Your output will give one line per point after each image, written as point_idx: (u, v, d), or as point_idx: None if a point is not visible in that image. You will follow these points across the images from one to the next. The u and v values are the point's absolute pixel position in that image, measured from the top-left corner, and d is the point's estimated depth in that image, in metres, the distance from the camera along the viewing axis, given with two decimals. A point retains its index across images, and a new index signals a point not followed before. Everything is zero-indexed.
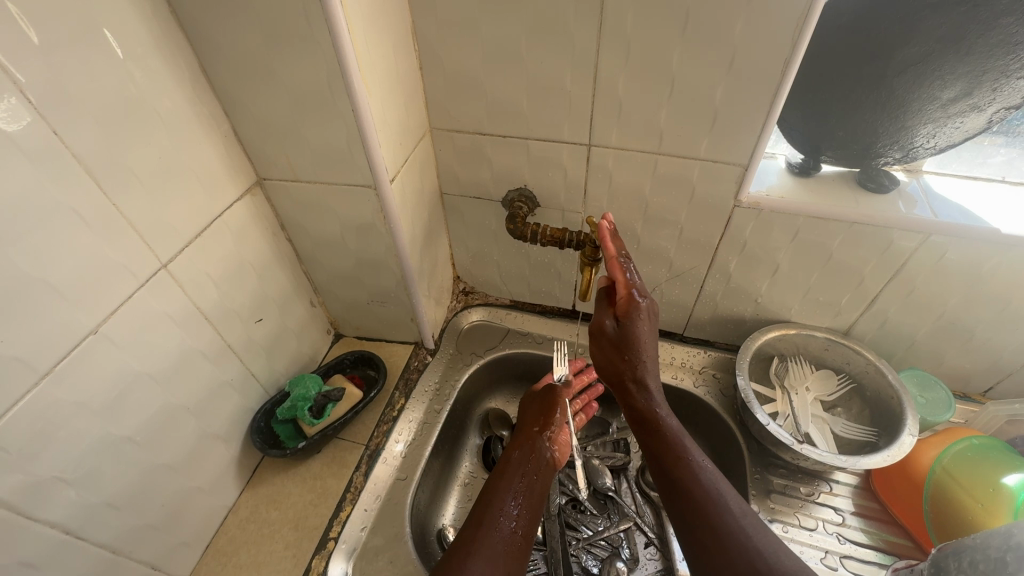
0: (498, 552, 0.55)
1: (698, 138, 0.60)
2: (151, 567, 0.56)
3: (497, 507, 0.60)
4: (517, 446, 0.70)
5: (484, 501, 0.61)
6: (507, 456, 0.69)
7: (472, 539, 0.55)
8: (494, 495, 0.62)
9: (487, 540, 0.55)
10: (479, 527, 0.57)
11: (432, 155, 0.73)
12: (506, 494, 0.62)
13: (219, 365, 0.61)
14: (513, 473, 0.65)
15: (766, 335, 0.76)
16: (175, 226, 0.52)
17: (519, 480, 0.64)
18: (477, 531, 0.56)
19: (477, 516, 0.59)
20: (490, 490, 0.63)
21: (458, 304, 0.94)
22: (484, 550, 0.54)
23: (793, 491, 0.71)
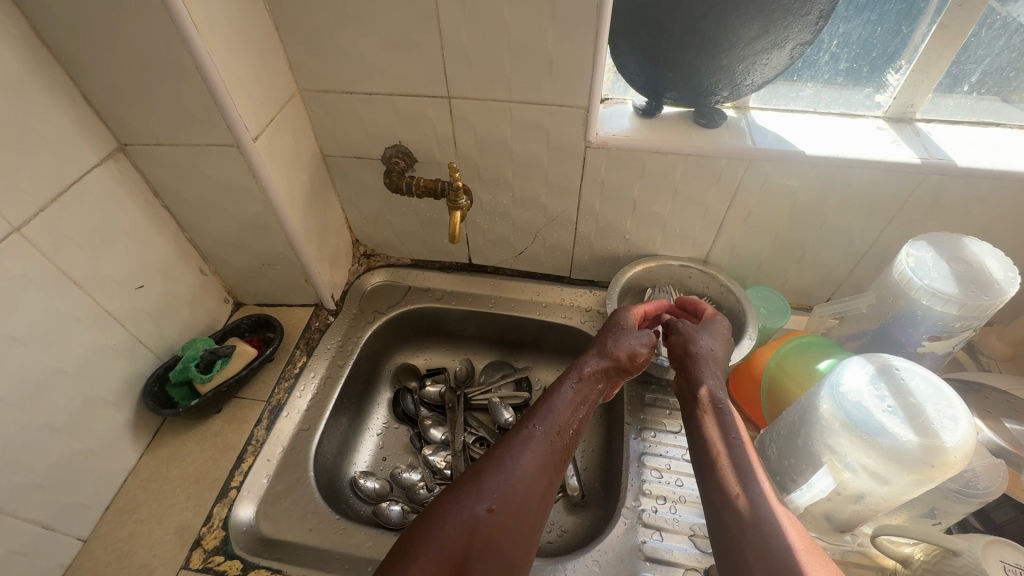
0: (543, 460, 0.55)
1: (542, 85, 0.66)
2: (42, 526, 0.58)
3: (541, 419, 0.57)
4: (596, 358, 0.63)
5: (542, 405, 0.59)
6: (583, 365, 0.62)
7: (519, 441, 0.55)
8: (554, 404, 0.58)
9: (529, 448, 0.55)
10: (527, 432, 0.56)
11: (306, 118, 0.75)
12: (563, 406, 0.58)
13: (99, 330, 0.63)
14: (580, 390, 0.60)
15: (632, 270, 0.84)
16: (25, 190, 0.53)
17: (580, 397, 0.60)
18: (524, 436, 0.56)
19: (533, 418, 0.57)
20: (552, 397, 0.59)
21: (360, 267, 0.97)
22: (530, 454, 0.55)
23: (663, 402, 0.79)
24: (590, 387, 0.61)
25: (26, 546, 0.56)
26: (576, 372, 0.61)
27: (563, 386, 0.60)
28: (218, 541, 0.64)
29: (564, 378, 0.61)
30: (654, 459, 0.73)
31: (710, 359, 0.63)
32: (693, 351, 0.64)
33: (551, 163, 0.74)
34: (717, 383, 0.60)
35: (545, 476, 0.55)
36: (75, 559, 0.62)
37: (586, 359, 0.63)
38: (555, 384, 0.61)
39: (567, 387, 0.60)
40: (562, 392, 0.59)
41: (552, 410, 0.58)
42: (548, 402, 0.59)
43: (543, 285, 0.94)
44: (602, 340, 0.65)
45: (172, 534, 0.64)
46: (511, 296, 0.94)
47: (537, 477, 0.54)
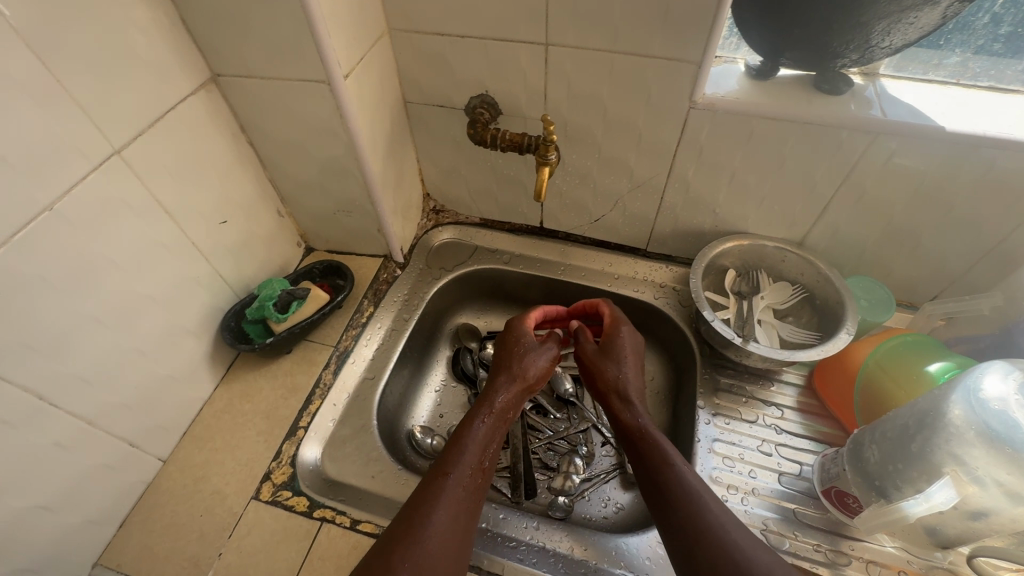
0: (461, 506, 0.52)
1: (652, 35, 0.60)
2: (129, 444, 0.60)
3: (462, 459, 0.55)
4: (502, 388, 0.63)
5: (453, 446, 0.57)
6: (492, 398, 0.62)
7: (438, 489, 0.52)
8: (465, 445, 0.57)
9: (452, 493, 0.52)
10: (445, 480, 0.53)
11: (392, 59, 0.72)
12: (473, 445, 0.57)
13: (185, 261, 0.64)
14: (490, 422, 0.60)
15: (722, 245, 0.78)
16: (126, 113, 0.53)
17: (489, 433, 0.59)
18: (441, 485, 0.52)
19: (445, 463, 0.55)
20: (461, 434, 0.58)
21: (428, 222, 0.95)
22: (448, 504, 0.51)
23: (739, 389, 0.75)
24: (497, 418, 0.61)
25: (114, 460, 0.59)
26: (485, 410, 0.60)
27: (474, 424, 0.59)
28: (286, 477, 0.65)
29: (474, 415, 0.60)
30: (726, 447, 0.70)
31: (633, 378, 0.64)
32: (609, 372, 0.65)
33: (646, 123, 0.69)
34: (634, 415, 0.61)
35: (463, 521, 0.51)
36: (155, 478, 0.64)
37: (493, 395, 0.62)
38: (467, 420, 0.59)
39: (480, 424, 0.59)
40: (472, 433, 0.58)
41: (467, 445, 0.57)
42: (460, 441, 0.57)
43: (616, 257, 0.90)
44: (510, 367, 0.66)
45: (243, 465, 0.66)
46: (581, 264, 0.90)
47: (458, 522, 0.51)
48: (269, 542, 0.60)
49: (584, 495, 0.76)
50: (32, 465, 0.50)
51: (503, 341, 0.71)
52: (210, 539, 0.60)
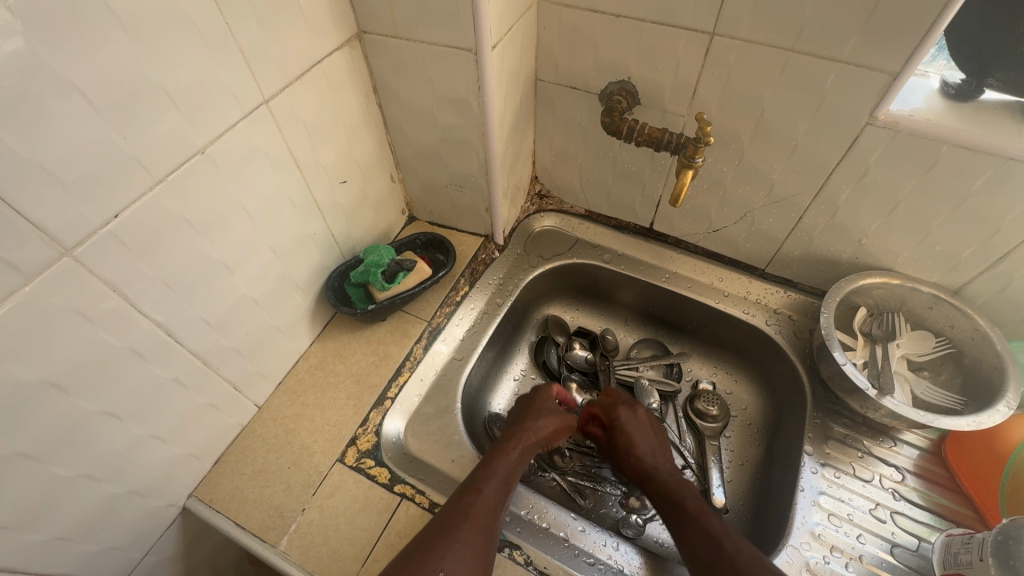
0: (491, 521, 0.54)
1: (845, 36, 0.52)
2: (233, 387, 0.62)
3: (493, 481, 0.57)
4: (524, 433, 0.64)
5: (484, 469, 0.58)
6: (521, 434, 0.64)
7: (470, 505, 0.54)
8: (494, 469, 0.58)
9: (483, 511, 0.54)
10: (477, 497, 0.55)
11: (535, 32, 0.68)
12: (504, 470, 0.59)
13: (306, 217, 0.64)
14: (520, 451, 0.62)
15: (867, 279, 0.70)
16: (279, 62, 0.52)
17: (518, 463, 0.61)
18: (473, 500, 0.54)
19: (477, 482, 0.56)
20: (492, 460, 0.59)
21: (531, 207, 0.92)
22: (477, 521, 0.52)
23: (854, 441, 0.68)
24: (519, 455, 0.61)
25: (220, 401, 0.60)
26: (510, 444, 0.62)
27: (503, 454, 0.60)
28: (370, 445, 0.65)
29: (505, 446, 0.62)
30: (833, 503, 0.63)
31: (657, 460, 0.64)
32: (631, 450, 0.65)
33: (806, 135, 0.62)
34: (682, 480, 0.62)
35: (491, 537, 0.53)
36: (250, 422, 0.66)
37: (520, 432, 0.64)
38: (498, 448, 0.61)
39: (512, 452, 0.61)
40: (502, 462, 0.59)
41: (498, 469, 0.58)
42: (490, 465, 0.59)
43: (727, 272, 0.83)
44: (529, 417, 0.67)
45: (332, 425, 0.66)
46: (687, 275, 0.84)
47: (489, 537, 0.52)
48: (350, 508, 0.60)
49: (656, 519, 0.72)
50: (154, 396, 0.51)
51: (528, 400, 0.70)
52: (295, 493, 0.61)
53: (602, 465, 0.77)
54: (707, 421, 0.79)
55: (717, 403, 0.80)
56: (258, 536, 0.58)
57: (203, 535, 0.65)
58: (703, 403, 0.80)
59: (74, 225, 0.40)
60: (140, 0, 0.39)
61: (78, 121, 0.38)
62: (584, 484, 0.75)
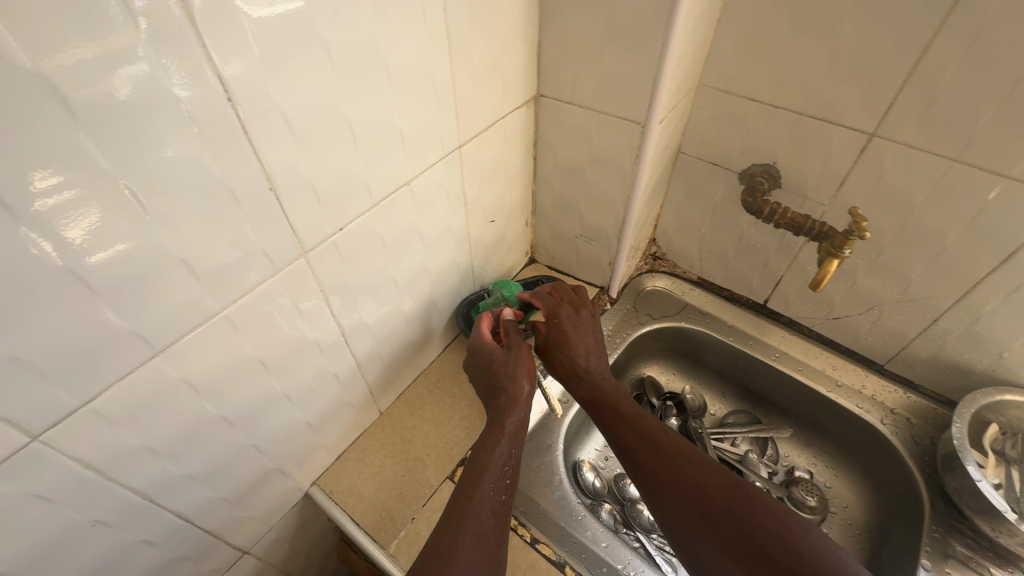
0: (490, 526, 0.48)
1: (1020, 154, 0.54)
2: (369, 390, 0.68)
3: (484, 481, 0.51)
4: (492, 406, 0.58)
5: (471, 473, 0.51)
6: (502, 413, 0.56)
7: (462, 514, 0.48)
8: (483, 464, 0.52)
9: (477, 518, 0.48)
10: (467, 506, 0.48)
11: (689, 111, 0.73)
12: (495, 463, 0.53)
13: (457, 247, 0.70)
14: (507, 434, 0.55)
15: (1006, 394, 0.67)
16: (476, 115, 0.60)
17: (508, 446, 0.55)
18: (466, 509, 0.48)
19: (465, 489, 0.50)
20: (477, 456, 0.53)
21: (644, 266, 0.95)
22: (474, 531, 0.47)
23: (979, 566, 0.63)
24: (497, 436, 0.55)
25: (357, 400, 0.66)
26: (494, 431, 0.55)
27: (490, 441, 0.54)
28: None
29: (488, 435, 0.55)
30: None
31: (592, 359, 0.62)
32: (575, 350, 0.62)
33: (958, 241, 0.62)
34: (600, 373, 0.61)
35: (493, 545, 0.47)
36: (372, 425, 0.71)
37: (493, 414, 0.57)
38: (477, 442, 0.55)
39: (498, 440, 0.54)
40: (491, 454, 0.53)
41: (488, 466, 0.52)
42: (472, 463, 0.52)
43: (841, 361, 0.82)
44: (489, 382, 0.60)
45: (444, 442, 0.70)
46: (798, 357, 0.83)
47: (490, 545, 0.47)
48: None
49: None
50: (317, 386, 0.57)
51: (476, 349, 0.64)
52: (407, 501, 0.65)
53: None
54: (804, 511, 0.77)
55: (816, 494, 0.78)
56: (370, 534, 0.62)
57: (311, 522, 0.70)
58: (802, 492, 0.78)
59: (317, 231, 0.47)
60: (403, 57, 0.47)
61: (342, 150, 0.45)
62: (669, 551, 0.73)
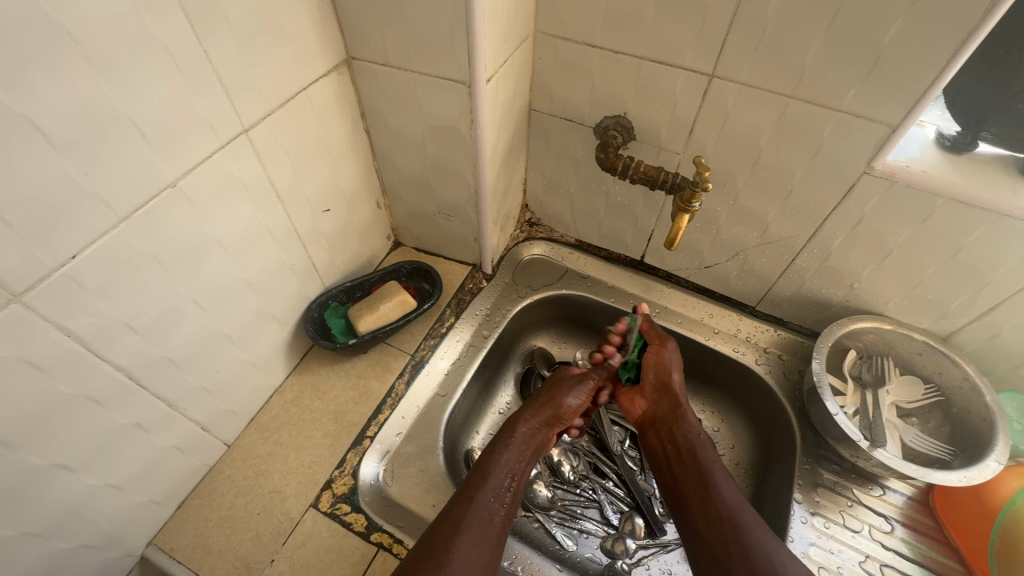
0: (486, 531, 0.52)
1: (846, 85, 0.52)
2: (201, 428, 0.58)
3: (490, 483, 0.56)
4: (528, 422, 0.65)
5: (479, 475, 0.57)
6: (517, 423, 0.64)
7: (464, 514, 0.52)
8: (489, 471, 0.57)
9: (476, 521, 0.52)
10: (468, 503, 0.53)
11: (530, 63, 0.66)
12: (500, 473, 0.57)
13: (286, 248, 0.61)
14: (516, 446, 0.61)
15: (859, 323, 0.70)
16: (259, 90, 0.49)
17: (516, 460, 0.60)
18: (468, 509, 0.53)
19: (469, 491, 0.55)
20: (488, 461, 0.58)
21: (521, 234, 0.90)
22: (470, 532, 0.51)
23: (843, 489, 0.67)
24: (520, 448, 0.61)
25: (186, 443, 0.56)
26: (507, 440, 0.62)
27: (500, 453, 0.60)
28: (346, 489, 0.61)
29: (502, 445, 0.61)
30: (823, 555, 0.62)
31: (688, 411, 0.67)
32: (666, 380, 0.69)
33: (802, 180, 0.61)
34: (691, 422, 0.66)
35: (487, 550, 0.51)
36: (218, 462, 0.62)
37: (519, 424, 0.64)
38: (494, 448, 0.61)
39: (502, 453, 0.60)
40: (499, 458, 0.59)
41: (496, 474, 0.57)
42: (484, 464, 0.58)
43: (717, 308, 0.82)
44: (540, 399, 0.68)
45: (306, 467, 0.63)
46: (678, 309, 0.82)
47: (486, 547, 0.51)
48: (323, 560, 0.57)
49: (642, 563, 0.70)
50: (112, 445, 0.48)
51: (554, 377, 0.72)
52: (265, 542, 0.57)
53: (588, 505, 0.75)
54: None
55: None
56: None
57: None
58: None
59: (23, 269, 0.36)
60: (102, 27, 0.35)
61: (29, 158, 0.34)
62: (570, 525, 0.72)
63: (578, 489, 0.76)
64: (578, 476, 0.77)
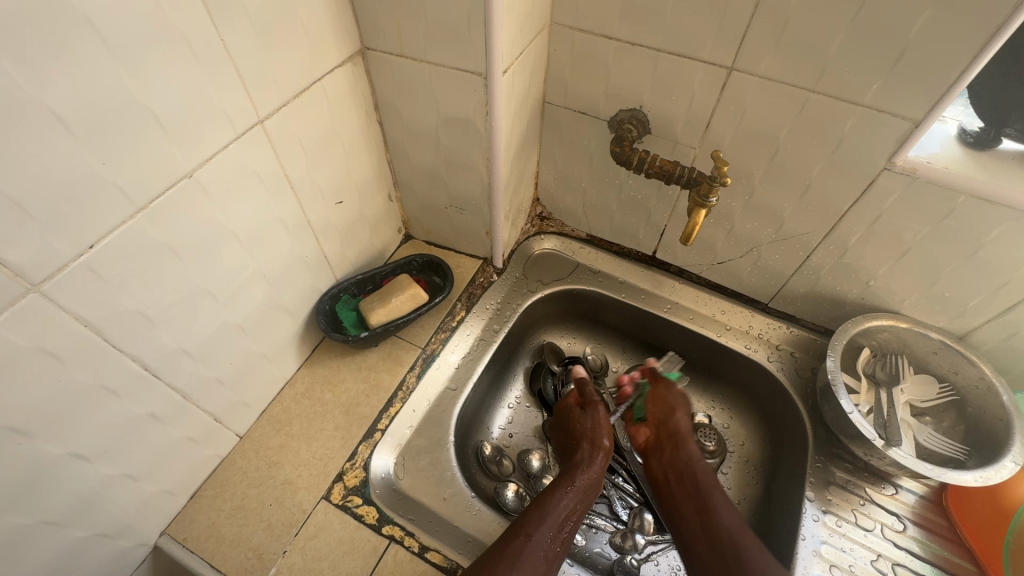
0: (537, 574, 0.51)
1: (869, 78, 0.51)
2: (214, 419, 0.58)
3: (545, 526, 0.54)
4: (588, 465, 0.61)
5: (534, 514, 0.55)
6: (578, 469, 0.61)
7: (517, 555, 0.51)
8: (546, 513, 0.55)
9: (529, 562, 0.51)
10: (525, 544, 0.52)
11: (545, 55, 0.66)
12: (555, 517, 0.55)
13: (299, 240, 0.60)
14: (572, 489, 0.59)
15: (874, 321, 0.69)
16: (275, 81, 0.49)
17: (574, 503, 0.58)
18: (521, 549, 0.51)
19: (526, 528, 0.53)
20: (546, 500, 0.57)
21: (531, 228, 0.90)
22: (521, 574, 0.50)
23: (855, 487, 0.67)
24: (578, 494, 0.58)
25: (199, 434, 0.56)
26: (565, 483, 0.59)
27: (560, 493, 0.58)
28: (358, 482, 0.62)
29: (558, 487, 0.58)
30: (835, 553, 0.62)
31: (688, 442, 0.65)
32: (670, 413, 0.69)
33: (820, 176, 0.60)
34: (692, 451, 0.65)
35: None
36: (230, 454, 0.62)
37: (579, 468, 0.61)
38: (555, 488, 0.59)
39: (564, 497, 0.57)
40: (557, 503, 0.57)
41: (553, 518, 0.55)
42: (542, 507, 0.56)
43: (729, 305, 0.81)
44: (591, 439, 0.65)
45: (318, 459, 0.63)
46: (689, 305, 0.82)
47: None
48: (335, 551, 0.57)
49: (651, 558, 0.70)
50: (127, 435, 0.48)
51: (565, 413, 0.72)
52: (276, 534, 0.58)
53: (597, 500, 0.74)
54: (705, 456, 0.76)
55: (715, 438, 0.77)
56: None
57: None
58: (701, 437, 0.77)
59: (43, 259, 0.36)
60: (122, 16, 0.35)
61: (50, 145, 0.34)
62: None
63: None
64: None
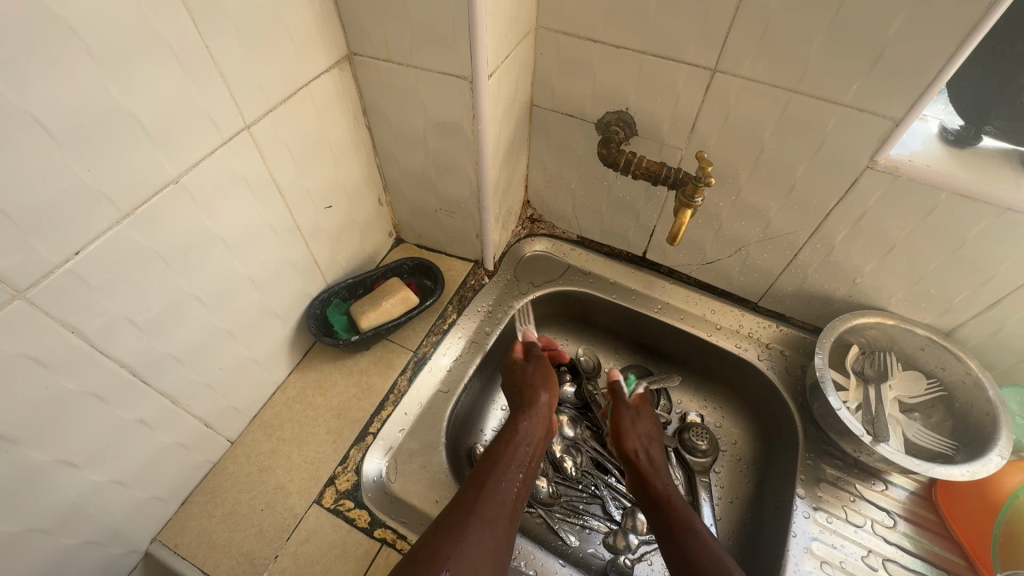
0: (499, 515, 0.51)
1: (849, 79, 0.51)
2: (205, 424, 0.58)
3: (501, 472, 0.55)
4: (533, 419, 0.63)
5: (487, 463, 0.56)
6: (518, 416, 0.63)
7: (476, 499, 0.51)
8: (499, 460, 0.56)
9: (489, 504, 0.51)
10: (483, 490, 0.52)
11: (532, 59, 0.66)
12: (510, 464, 0.56)
13: (288, 245, 0.61)
14: (518, 438, 0.60)
15: (862, 318, 0.69)
16: (261, 86, 0.49)
17: (524, 453, 0.59)
18: (480, 494, 0.52)
19: (481, 475, 0.54)
20: (495, 454, 0.57)
21: (522, 231, 0.90)
22: (482, 514, 0.50)
23: (845, 484, 0.67)
24: (525, 445, 0.60)
25: (189, 439, 0.56)
26: (510, 435, 0.60)
27: (510, 446, 0.59)
28: (349, 486, 0.62)
29: (507, 440, 0.59)
30: (826, 549, 0.62)
31: (654, 451, 0.69)
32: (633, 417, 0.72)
33: (804, 175, 0.61)
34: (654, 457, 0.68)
35: (500, 531, 0.50)
36: (221, 459, 0.62)
37: (518, 417, 0.63)
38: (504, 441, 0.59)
39: (517, 447, 0.59)
40: (506, 453, 0.57)
41: (506, 465, 0.56)
42: (493, 458, 0.57)
43: (719, 304, 0.82)
44: (523, 394, 0.66)
45: (309, 463, 0.63)
46: (680, 305, 0.82)
47: (496, 530, 0.49)
48: (326, 555, 0.57)
49: (645, 558, 0.70)
50: (115, 441, 0.47)
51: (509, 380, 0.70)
52: (267, 539, 0.57)
53: (590, 501, 0.74)
54: (697, 456, 0.75)
55: (707, 437, 0.77)
56: None
57: None
58: (693, 436, 0.76)
59: (28, 266, 0.36)
60: (104, 22, 0.35)
61: (32, 151, 0.34)
62: (572, 521, 0.72)
63: (581, 484, 0.75)
64: (581, 472, 0.76)
